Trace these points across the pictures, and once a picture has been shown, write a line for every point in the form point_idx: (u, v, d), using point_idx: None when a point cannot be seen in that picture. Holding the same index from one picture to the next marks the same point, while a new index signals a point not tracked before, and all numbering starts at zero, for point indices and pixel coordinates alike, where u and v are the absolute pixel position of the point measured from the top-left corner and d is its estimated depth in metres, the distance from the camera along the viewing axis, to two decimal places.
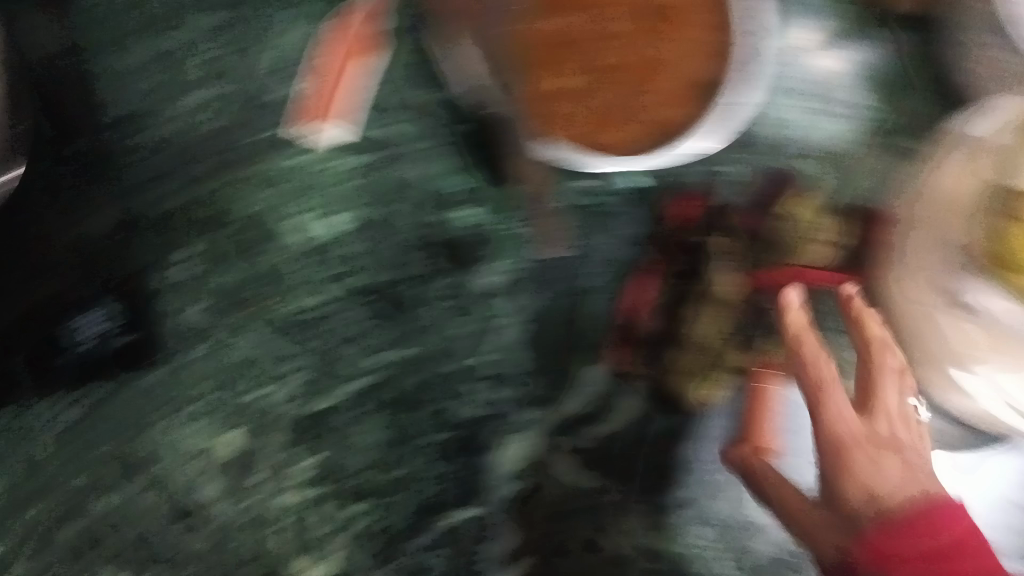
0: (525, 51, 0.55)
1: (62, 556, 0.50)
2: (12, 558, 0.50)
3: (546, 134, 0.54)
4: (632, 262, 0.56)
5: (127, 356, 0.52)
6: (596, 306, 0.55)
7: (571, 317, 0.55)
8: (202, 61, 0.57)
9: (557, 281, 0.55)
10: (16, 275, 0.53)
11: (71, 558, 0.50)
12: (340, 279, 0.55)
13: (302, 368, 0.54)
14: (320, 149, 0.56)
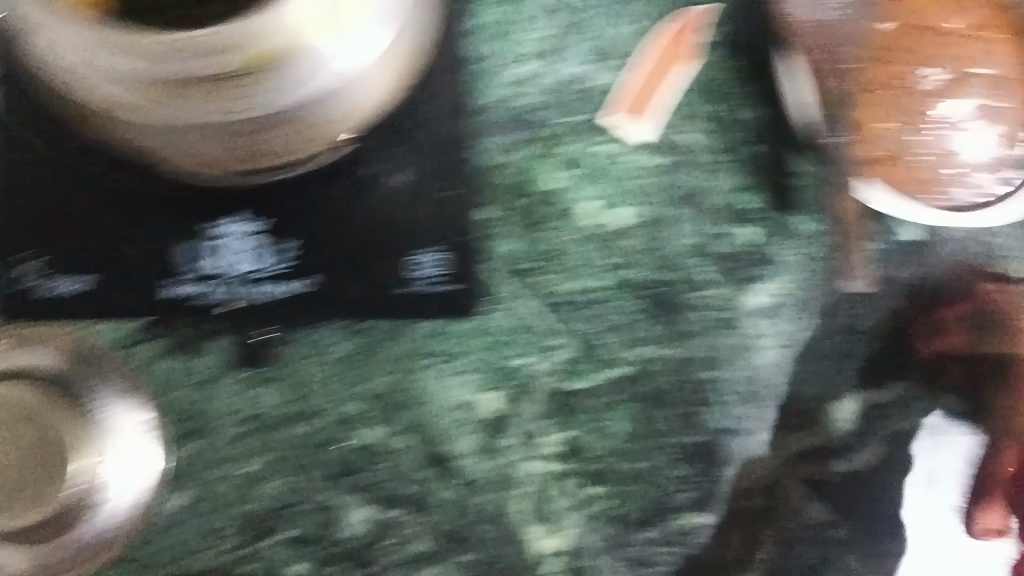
0: (863, 84, 0.58)
1: (315, 477, 0.54)
2: (267, 473, 0.54)
3: (863, 172, 0.57)
4: (906, 308, 0.58)
5: (444, 303, 0.55)
6: (865, 343, 0.58)
7: (845, 346, 0.58)
8: (525, 41, 0.61)
9: (839, 311, 0.59)
10: (334, 233, 0.55)
11: (325, 480, 0.54)
12: (616, 269, 0.58)
13: (564, 348, 0.57)
14: (625, 142, 0.59)
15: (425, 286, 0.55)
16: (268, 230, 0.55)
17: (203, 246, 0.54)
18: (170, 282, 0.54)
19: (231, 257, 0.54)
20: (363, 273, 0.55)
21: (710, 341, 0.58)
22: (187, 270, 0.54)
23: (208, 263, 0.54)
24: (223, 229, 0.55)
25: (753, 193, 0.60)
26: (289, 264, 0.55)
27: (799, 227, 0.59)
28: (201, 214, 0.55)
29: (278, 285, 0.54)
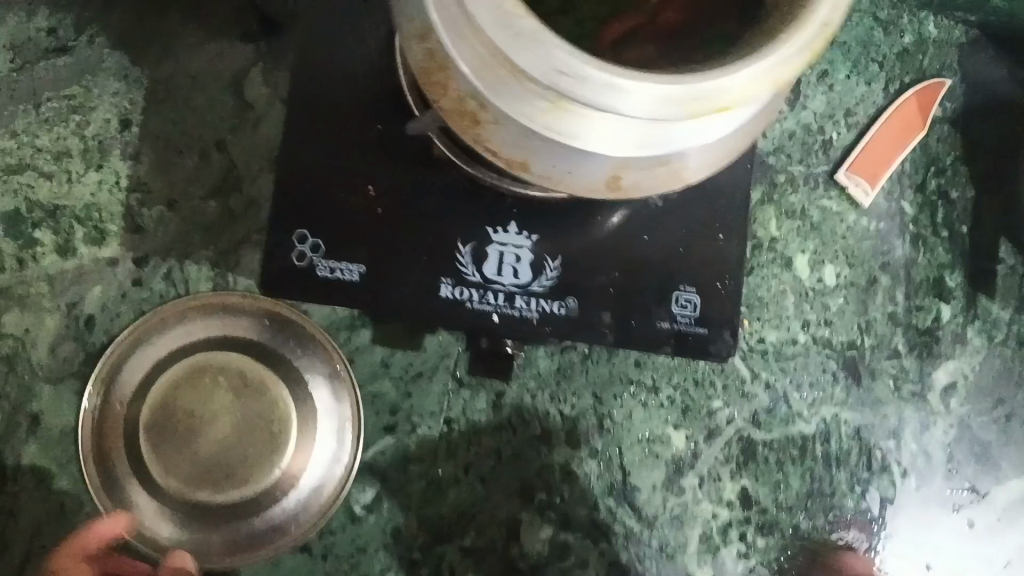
0: None
1: (497, 491, 0.53)
2: (453, 480, 0.52)
3: None
4: None
5: (685, 346, 0.48)
6: None
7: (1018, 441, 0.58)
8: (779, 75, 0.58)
9: (1019, 405, 0.59)
10: (596, 260, 0.48)
11: (506, 494, 0.53)
12: (814, 327, 0.57)
13: (756, 398, 0.56)
14: (848, 203, 0.58)
15: (680, 326, 0.48)
16: (542, 242, 0.47)
17: (482, 250, 0.46)
18: (445, 279, 0.46)
19: (513, 266, 0.47)
20: (626, 298, 0.48)
21: (894, 414, 0.57)
22: (465, 270, 0.46)
23: (486, 268, 0.46)
24: (498, 233, 0.47)
25: (955, 270, 0.58)
26: (557, 280, 0.47)
27: (988, 310, 0.59)
28: (449, 222, 0.46)
29: (549, 302, 0.47)
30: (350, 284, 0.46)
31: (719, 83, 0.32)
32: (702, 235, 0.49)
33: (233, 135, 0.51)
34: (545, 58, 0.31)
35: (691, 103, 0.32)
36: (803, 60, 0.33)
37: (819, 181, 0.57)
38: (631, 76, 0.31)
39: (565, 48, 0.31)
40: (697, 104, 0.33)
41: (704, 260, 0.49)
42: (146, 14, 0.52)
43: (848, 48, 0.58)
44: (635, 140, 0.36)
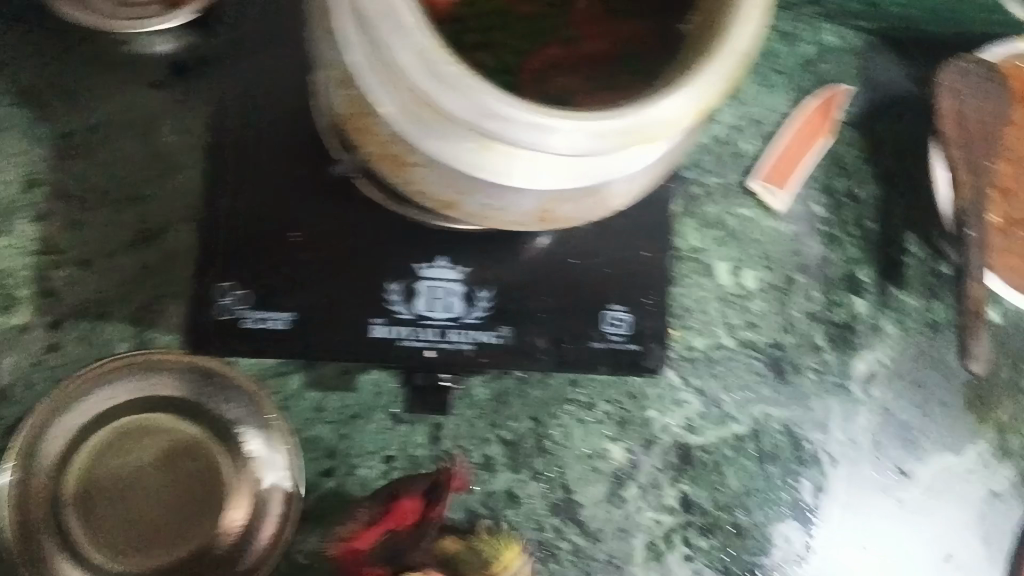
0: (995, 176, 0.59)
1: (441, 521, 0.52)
2: None
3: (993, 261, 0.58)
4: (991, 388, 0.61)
5: (622, 365, 0.48)
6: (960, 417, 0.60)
7: (941, 418, 0.60)
8: None
9: (939, 384, 0.60)
10: (532, 286, 0.48)
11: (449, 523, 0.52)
12: (737, 330, 0.59)
13: (688, 404, 0.58)
14: (762, 208, 0.60)
15: (614, 345, 0.48)
16: (473, 274, 0.47)
17: (413, 286, 0.46)
18: (377, 320, 0.46)
19: (445, 300, 0.46)
20: (559, 322, 0.48)
21: (819, 407, 0.59)
22: (396, 308, 0.46)
23: (417, 305, 0.46)
24: (427, 269, 0.47)
25: (866, 265, 0.61)
26: (489, 313, 0.47)
27: (902, 301, 0.61)
28: (376, 266, 0.47)
29: (484, 333, 0.46)
30: (278, 333, 0.45)
31: (650, 115, 0.32)
32: (627, 254, 0.50)
33: (148, 188, 0.50)
34: (474, 101, 0.31)
35: (625, 137, 0.32)
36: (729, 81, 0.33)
37: (734, 189, 0.59)
38: (563, 115, 0.31)
39: (491, 91, 0.31)
40: (629, 136, 0.32)
41: (631, 278, 0.49)
42: (53, 67, 0.51)
43: (753, 60, 0.61)
44: (568, 173, 0.36)
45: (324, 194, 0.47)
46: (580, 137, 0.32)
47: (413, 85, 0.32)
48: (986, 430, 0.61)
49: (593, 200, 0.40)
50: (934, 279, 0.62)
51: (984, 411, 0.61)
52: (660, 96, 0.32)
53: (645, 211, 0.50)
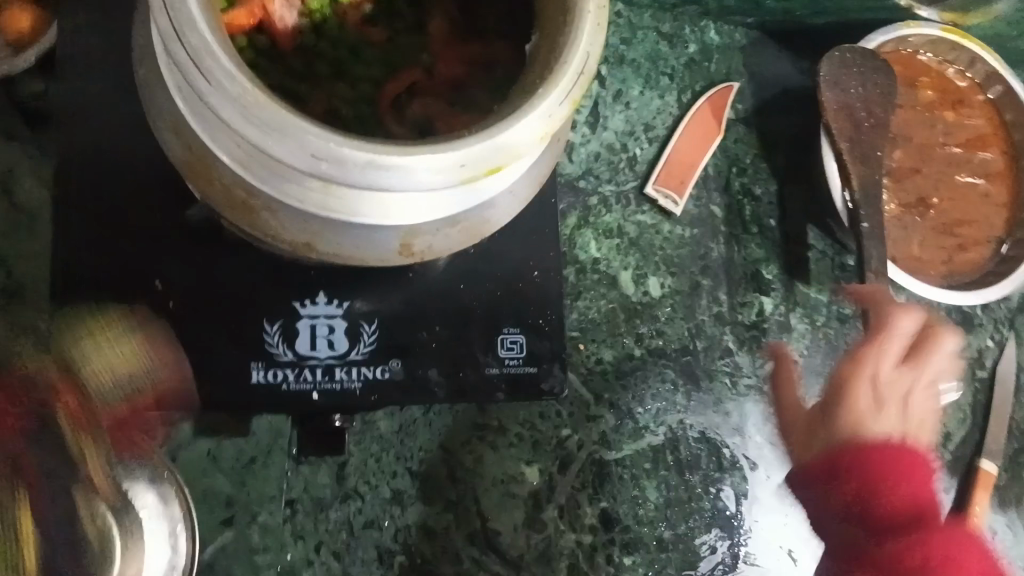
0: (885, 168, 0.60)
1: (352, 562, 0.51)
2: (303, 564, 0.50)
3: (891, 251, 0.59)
4: None
5: (518, 389, 0.47)
6: None
7: None
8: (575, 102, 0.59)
9: None
10: (419, 315, 0.47)
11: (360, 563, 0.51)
12: (644, 340, 0.57)
13: (602, 420, 0.56)
14: (660, 214, 0.59)
15: (510, 370, 0.47)
16: (359, 307, 0.46)
17: (291, 326, 0.45)
18: (254, 363, 0.44)
19: (327, 338, 0.45)
20: (449, 349, 0.47)
21: (734, 410, 0.58)
22: (274, 350, 0.45)
23: (298, 346, 0.45)
24: (306, 306, 0.45)
25: (770, 262, 0.60)
26: (376, 346, 0.46)
27: (807, 296, 0.60)
28: (252, 308, 0.45)
29: (371, 369, 0.45)
30: (157, 382, 0.44)
31: (487, 145, 0.32)
32: (516, 275, 0.49)
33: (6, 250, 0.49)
34: (307, 143, 0.31)
35: (467, 166, 0.32)
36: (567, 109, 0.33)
37: (630, 197, 0.59)
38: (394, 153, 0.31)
39: (321, 131, 0.31)
40: (467, 169, 0.32)
41: (523, 299, 0.48)
42: None
43: (639, 65, 0.60)
44: (420, 208, 0.35)
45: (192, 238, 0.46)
46: (421, 171, 0.31)
47: (247, 132, 0.31)
48: None
49: (450, 234, 0.40)
50: (842, 273, 0.61)
51: None
52: (500, 119, 0.32)
53: (533, 229, 0.50)
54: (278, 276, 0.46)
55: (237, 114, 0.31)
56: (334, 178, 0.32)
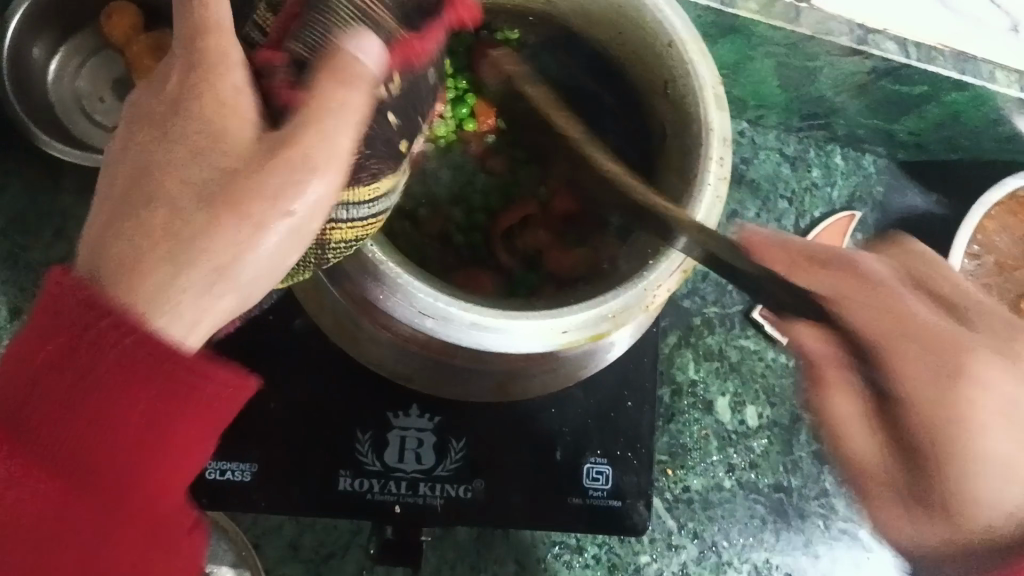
0: None
1: None
2: None
3: None
4: None
5: (599, 521, 0.47)
6: None
7: None
8: None
9: None
10: (507, 437, 0.47)
11: None
12: (734, 471, 0.55)
13: (684, 549, 0.54)
14: (765, 340, 0.57)
15: (592, 501, 0.47)
16: (446, 425, 0.47)
17: (382, 436, 0.46)
18: (342, 471, 0.46)
19: (416, 451, 0.46)
20: (534, 475, 0.47)
21: (825, 555, 0.55)
22: (364, 459, 0.46)
23: (387, 456, 0.46)
24: (399, 417, 0.47)
25: None
26: (461, 465, 0.47)
27: None
28: (346, 419, 0.47)
29: (453, 487, 0.46)
30: (242, 484, 0.45)
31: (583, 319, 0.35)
32: (611, 402, 0.49)
33: None
34: (422, 304, 0.35)
35: (574, 330, 0.35)
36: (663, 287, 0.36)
37: (735, 320, 0.57)
38: (494, 322, 0.35)
39: (434, 294, 0.35)
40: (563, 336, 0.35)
41: (615, 429, 0.48)
42: (40, 198, 0.51)
43: (759, 184, 0.58)
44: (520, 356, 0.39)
45: (300, 347, 0.48)
46: (532, 333, 0.35)
47: (380, 290, 0.36)
48: None
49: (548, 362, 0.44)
50: None
51: None
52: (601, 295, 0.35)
53: (627, 361, 0.50)
54: (377, 388, 0.47)
55: (372, 278, 0.36)
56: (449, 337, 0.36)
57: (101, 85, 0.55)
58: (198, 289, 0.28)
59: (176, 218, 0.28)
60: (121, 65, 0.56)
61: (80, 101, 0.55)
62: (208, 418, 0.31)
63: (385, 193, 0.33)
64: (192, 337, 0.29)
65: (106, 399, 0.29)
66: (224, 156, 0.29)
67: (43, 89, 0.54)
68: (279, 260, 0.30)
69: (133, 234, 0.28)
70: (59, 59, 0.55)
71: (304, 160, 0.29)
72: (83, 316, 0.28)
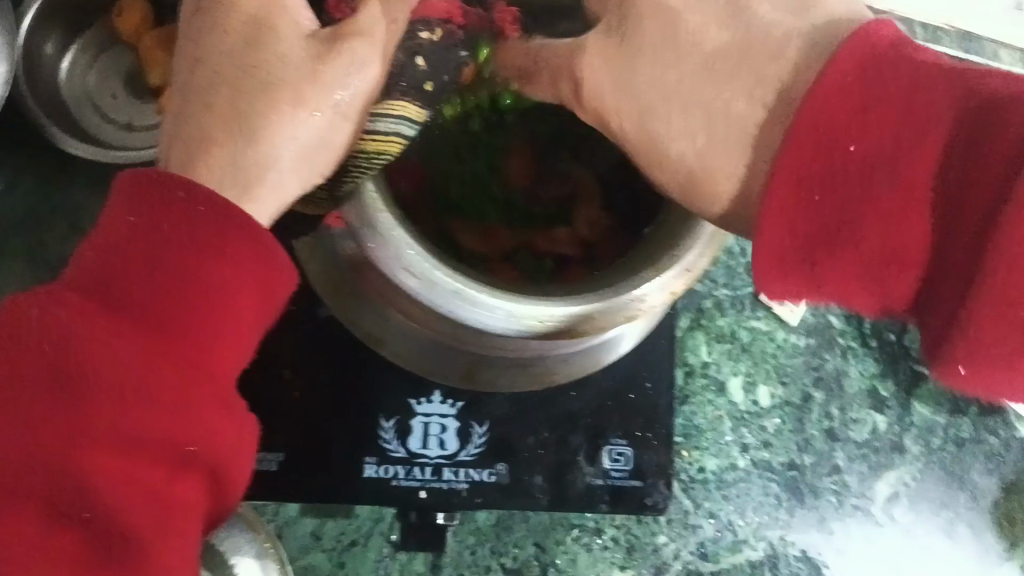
0: None
1: None
2: None
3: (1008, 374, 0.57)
4: (1004, 500, 0.58)
5: (621, 501, 0.48)
6: (976, 533, 0.57)
7: (953, 540, 0.57)
8: None
9: (955, 500, 0.57)
10: (529, 419, 0.48)
11: None
12: (747, 451, 0.56)
13: (701, 529, 0.54)
14: (776, 321, 0.58)
15: (614, 482, 0.48)
16: (469, 412, 0.48)
17: (405, 422, 0.48)
18: (368, 458, 0.47)
19: (439, 436, 0.47)
20: (556, 457, 0.48)
21: (839, 531, 0.56)
22: (388, 446, 0.47)
23: (410, 443, 0.47)
24: (421, 404, 0.48)
25: (886, 379, 0.58)
26: (483, 449, 0.48)
27: (923, 417, 0.58)
28: (371, 406, 0.48)
29: (478, 471, 0.47)
30: (268, 473, 0.46)
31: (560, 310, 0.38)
32: (629, 385, 0.50)
33: None
34: (406, 260, 0.37)
35: (548, 321, 0.38)
36: (659, 294, 0.40)
37: (745, 302, 0.58)
38: (474, 294, 0.38)
39: (424, 254, 0.37)
40: (540, 322, 0.38)
41: (634, 410, 0.49)
42: (48, 200, 0.51)
43: None
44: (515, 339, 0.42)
45: (327, 337, 0.48)
46: (511, 316, 0.38)
47: (371, 240, 0.38)
48: (1017, 552, 0.57)
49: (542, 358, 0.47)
50: (962, 395, 0.58)
51: (1014, 532, 0.57)
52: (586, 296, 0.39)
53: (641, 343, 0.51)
54: (403, 377, 0.48)
55: (365, 226, 0.38)
56: (434, 303, 0.38)
57: (113, 83, 0.55)
58: (263, 160, 0.34)
59: (247, 99, 0.34)
60: (131, 60, 0.56)
61: (92, 98, 0.55)
62: (258, 308, 0.33)
63: (407, 121, 0.38)
64: (256, 207, 0.34)
65: (192, 254, 0.31)
66: (285, 58, 0.34)
67: (54, 88, 0.54)
68: (331, 145, 0.35)
69: (212, 113, 0.33)
70: (71, 56, 0.54)
71: (353, 53, 0.35)
72: (180, 186, 0.32)
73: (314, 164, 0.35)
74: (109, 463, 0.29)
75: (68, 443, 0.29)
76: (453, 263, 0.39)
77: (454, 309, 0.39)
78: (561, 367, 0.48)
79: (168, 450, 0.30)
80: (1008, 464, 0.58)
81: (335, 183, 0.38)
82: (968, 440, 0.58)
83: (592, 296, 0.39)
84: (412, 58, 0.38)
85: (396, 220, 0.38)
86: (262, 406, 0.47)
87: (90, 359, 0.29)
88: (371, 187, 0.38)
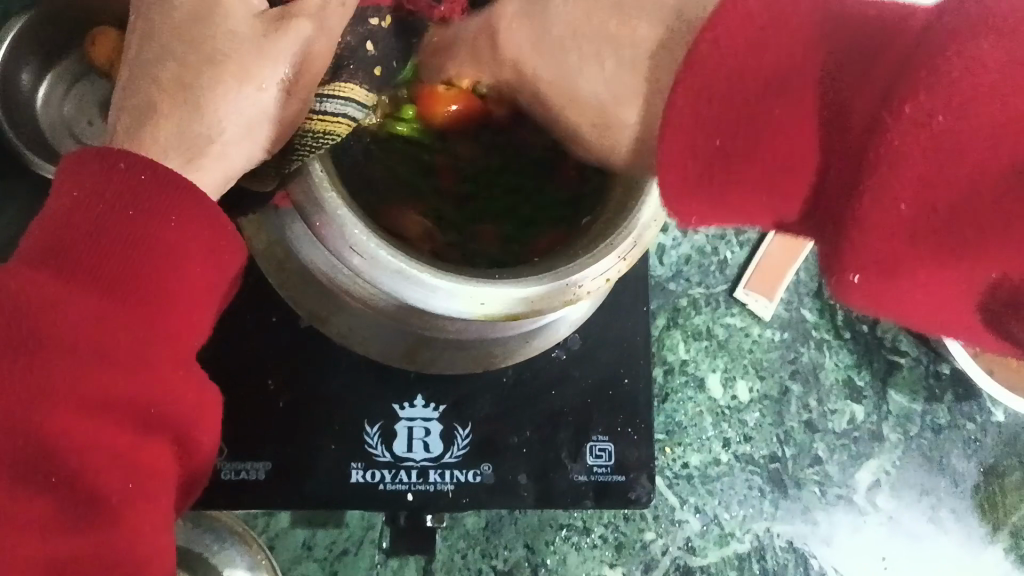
0: None
1: None
2: None
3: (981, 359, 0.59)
4: (984, 482, 0.59)
5: (606, 496, 0.49)
6: (960, 517, 0.58)
7: (937, 525, 0.58)
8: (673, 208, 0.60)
9: (937, 485, 0.58)
10: (511, 420, 0.49)
11: None
12: (728, 445, 0.57)
13: (687, 524, 0.55)
14: (751, 317, 0.59)
15: (597, 477, 0.49)
16: (452, 414, 0.49)
17: (390, 428, 0.49)
18: (355, 464, 0.48)
19: (423, 440, 0.48)
20: (540, 454, 0.49)
21: (823, 521, 0.57)
22: (374, 451, 0.48)
23: (396, 447, 0.48)
24: (404, 409, 0.49)
25: (862, 369, 0.59)
26: (468, 450, 0.49)
27: (900, 405, 0.59)
28: (355, 413, 0.49)
29: (463, 472, 0.48)
30: (257, 482, 0.47)
31: (502, 293, 0.39)
32: (609, 381, 0.51)
33: None
34: (350, 239, 0.38)
35: (490, 304, 0.39)
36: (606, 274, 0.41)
37: (720, 299, 0.59)
38: (419, 275, 0.38)
39: (369, 234, 0.39)
40: (483, 306, 0.39)
41: (614, 406, 0.51)
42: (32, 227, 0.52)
43: None
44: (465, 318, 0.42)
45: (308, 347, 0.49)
46: (455, 298, 0.39)
47: (317, 217, 0.39)
48: (999, 535, 0.58)
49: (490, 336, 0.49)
50: (936, 382, 0.60)
51: (996, 515, 0.58)
52: (530, 280, 0.40)
53: (618, 340, 0.52)
54: (386, 383, 0.49)
55: (311, 203, 0.38)
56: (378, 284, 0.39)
57: (89, 109, 0.57)
58: (210, 132, 0.35)
59: (193, 72, 0.34)
60: (105, 88, 0.57)
61: (70, 127, 0.56)
62: (213, 287, 0.34)
63: (357, 101, 0.39)
64: (203, 173, 0.35)
65: (143, 224, 0.32)
66: (230, 26, 0.35)
67: (32, 118, 0.55)
68: (273, 119, 0.36)
69: (154, 84, 0.34)
70: (46, 85, 0.56)
71: (298, 34, 0.35)
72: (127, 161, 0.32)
73: (258, 136, 0.36)
74: (81, 432, 0.30)
75: (41, 403, 0.30)
76: (400, 248, 0.39)
77: (399, 291, 0.39)
78: (499, 347, 0.50)
79: (138, 412, 0.32)
80: (988, 448, 0.59)
81: (282, 161, 0.38)
82: (947, 426, 0.59)
83: (534, 281, 0.40)
84: (363, 42, 0.40)
85: (343, 199, 0.38)
86: (248, 417, 0.48)
87: (50, 325, 0.30)
88: (316, 166, 0.38)
